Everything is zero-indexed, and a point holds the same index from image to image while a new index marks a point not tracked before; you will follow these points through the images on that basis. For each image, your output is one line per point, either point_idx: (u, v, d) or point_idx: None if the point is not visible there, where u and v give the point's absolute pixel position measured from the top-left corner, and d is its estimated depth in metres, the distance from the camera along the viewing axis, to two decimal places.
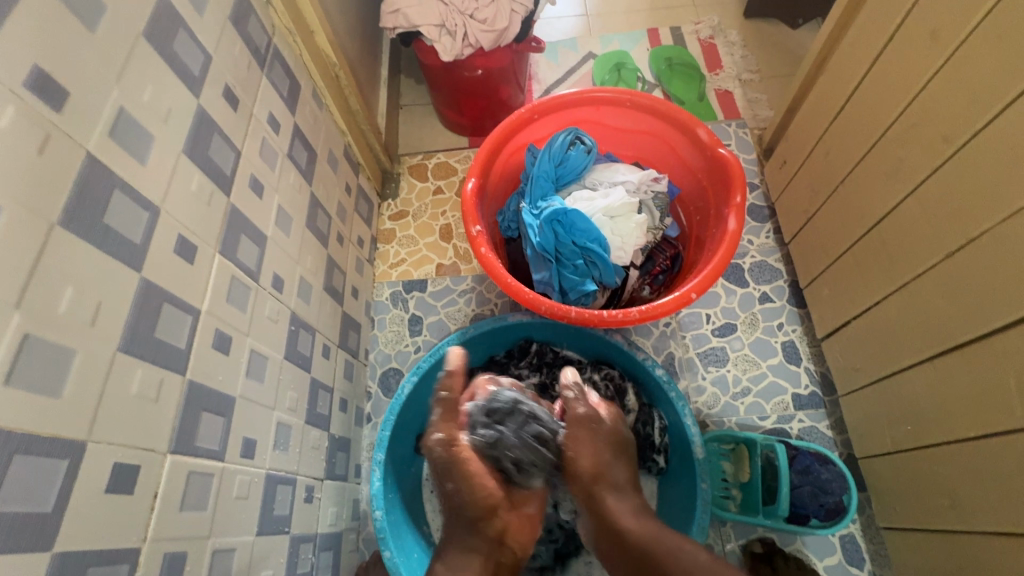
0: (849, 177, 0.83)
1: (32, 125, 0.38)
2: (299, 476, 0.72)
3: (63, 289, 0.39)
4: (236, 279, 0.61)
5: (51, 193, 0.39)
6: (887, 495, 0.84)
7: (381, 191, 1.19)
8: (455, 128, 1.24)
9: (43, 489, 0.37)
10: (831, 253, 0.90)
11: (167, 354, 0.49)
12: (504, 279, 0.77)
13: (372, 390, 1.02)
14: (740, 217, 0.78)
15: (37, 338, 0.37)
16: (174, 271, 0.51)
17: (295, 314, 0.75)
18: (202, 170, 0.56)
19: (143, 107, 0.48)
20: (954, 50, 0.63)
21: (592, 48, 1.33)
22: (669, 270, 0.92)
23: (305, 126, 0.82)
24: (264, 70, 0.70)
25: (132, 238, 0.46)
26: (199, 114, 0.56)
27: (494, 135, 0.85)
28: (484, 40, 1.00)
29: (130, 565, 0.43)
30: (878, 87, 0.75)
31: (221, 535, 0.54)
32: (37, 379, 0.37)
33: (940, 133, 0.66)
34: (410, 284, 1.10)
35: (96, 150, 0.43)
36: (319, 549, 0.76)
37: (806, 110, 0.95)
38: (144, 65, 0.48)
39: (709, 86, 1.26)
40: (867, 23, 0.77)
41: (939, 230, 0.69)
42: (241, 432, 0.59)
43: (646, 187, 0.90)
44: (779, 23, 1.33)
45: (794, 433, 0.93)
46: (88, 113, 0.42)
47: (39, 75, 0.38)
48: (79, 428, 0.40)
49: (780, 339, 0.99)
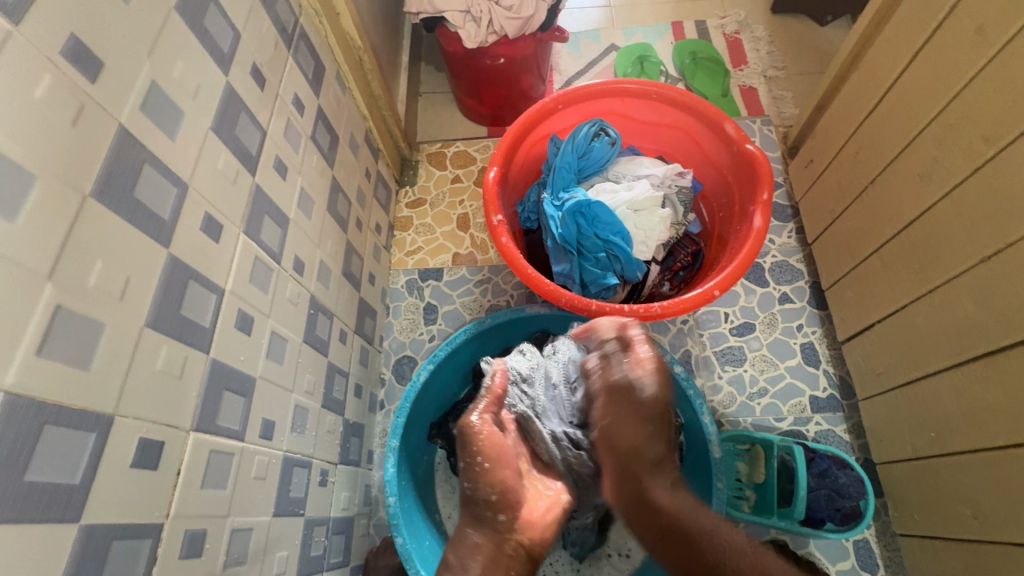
0: (880, 177, 0.82)
1: (67, 95, 0.37)
2: (315, 460, 0.72)
3: (94, 263, 0.39)
4: (259, 260, 0.60)
5: (83, 164, 0.38)
6: (905, 501, 0.83)
7: (399, 178, 1.18)
8: (475, 117, 1.22)
9: (71, 461, 0.37)
10: (858, 254, 0.89)
11: (191, 331, 0.49)
12: (525, 269, 0.76)
13: (386, 377, 1.02)
14: (766, 214, 0.76)
15: (68, 309, 0.37)
16: (199, 249, 0.50)
17: (314, 298, 0.75)
18: (228, 149, 0.56)
19: (173, 82, 0.48)
20: (1002, 47, 0.61)
21: (615, 40, 1.31)
22: (690, 267, 0.91)
23: (328, 109, 0.81)
24: (291, 50, 0.69)
25: (161, 214, 0.46)
26: (227, 92, 0.55)
27: (518, 124, 0.84)
28: (510, 27, 0.99)
29: (153, 541, 0.44)
30: (916, 85, 0.73)
31: (240, 514, 0.55)
32: (67, 352, 0.37)
33: (980, 134, 0.65)
34: (426, 273, 1.09)
35: (128, 124, 0.43)
36: (331, 533, 0.77)
37: (836, 107, 0.93)
38: (175, 40, 0.48)
39: (733, 82, 1.24)
40: (907, 18, 0.75)
41: (975, 233, 0.67)
42: (260, 413, 0.59)
43: (670, 181, 0.89)
44: (808, 19, 1.30)
45: (811, 436, 0.92)
46: (122, 85, 0.42)
47: (75, 45, 0.38)
48: (107, 402, 0.40)
49: (800, 340, 0.98)
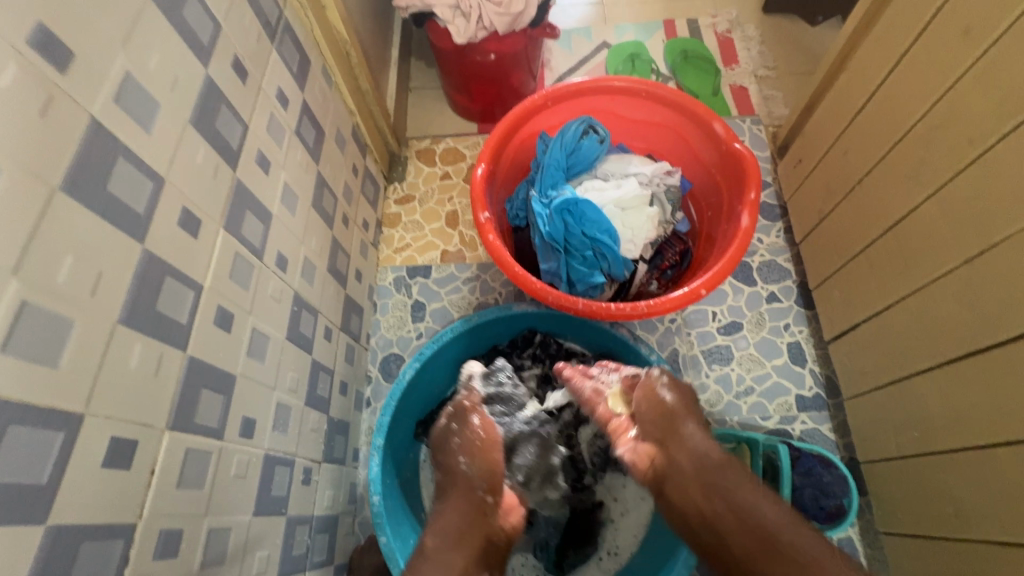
0: (867, 178, 0.82)
1: (34, 85, 0.36)
2: (297, 458, 0.72)
3: (63, 258, 0.38)
4: (239, 256, 0.60)
5: (52, 156, 0.37)
6: (888, 500, 0.84)
7: (388, 174, 1.17)
8: (465, 114, 1.21)
9: (38, 461, 0.36)
10: (844, 255, 0.89)
11: (168, 328, 0.48)
12: (512, 268, 0.76)
13: (372, 374, 1.01)
14: (753, 214, 0.76)
15: (35, 306, 0.36)
16: (177, 244, 0.50)
17: (298, 295, 0.74)
18: (208, 143, 0.55)
19: (149, 74, 0.47)
20: (988, 46, 0.61)
21: (606, 37, 1.30)
22: (678, 266, 0.91)
23: (313, 103, 0.80)
24: (274, 43, 0.68)
25: (136, 209, 0.45)
26: (207, 85, 0.54)
27: (506, 120, 0.83)
28: (499, 23, 0.98)
29: (125, 542, 0.43)
30: (903, 86, 0.74)
31: (217, 514, 0.54)
32: (33, 349, 0.36)
33: (965, 135, 0.65)
34: (414, 269, 1.09)
35: (100, 116, 0.42)
36: (315, 532, 0.76)
37: (825, 107, 0.93)
38: (150, 30, 0.47)
39: (723, 81, 1.24)
40: (895, 19, 0.75)
41: (961, 234, 0.67)
42: (240, 411, 0.59)
43: (659, 180, 0.89)
44: (798, 19, 1.30)
45: (796, 434, 0.92)
46: (93, 77, 0.41)
47: (44, 34, 0.37)
48: (78, 400, 0.39)
49: (786, 340, 0.98)
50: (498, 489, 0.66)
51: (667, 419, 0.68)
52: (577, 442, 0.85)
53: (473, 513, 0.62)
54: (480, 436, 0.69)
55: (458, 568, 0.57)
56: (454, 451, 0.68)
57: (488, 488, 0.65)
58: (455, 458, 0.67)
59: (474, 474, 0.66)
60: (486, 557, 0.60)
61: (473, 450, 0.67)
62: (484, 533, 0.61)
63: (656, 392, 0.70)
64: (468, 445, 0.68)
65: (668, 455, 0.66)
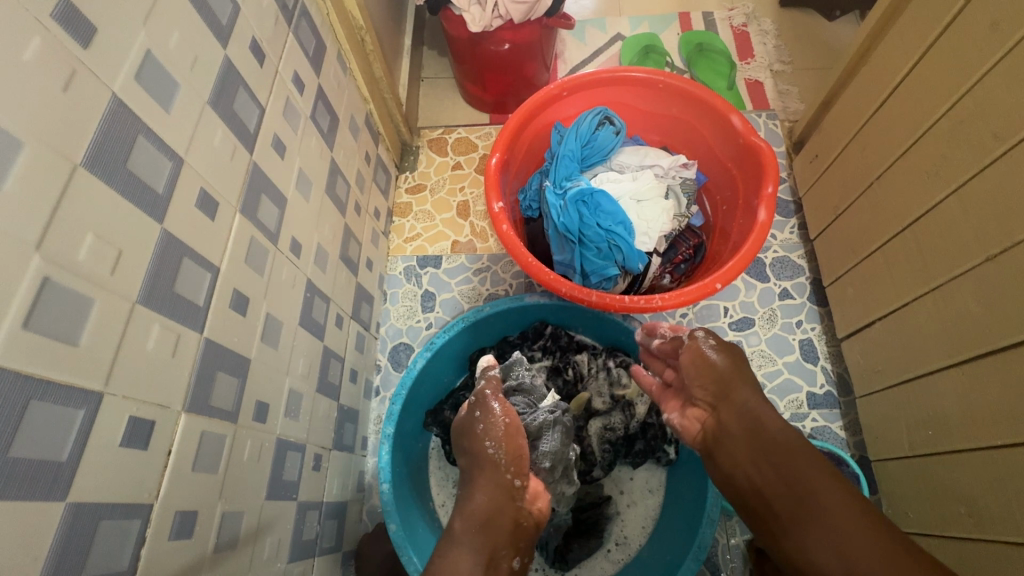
0: (886, 174, 0.81)
1: (57, 60, 0.36)
2: (308, 444, 0.72)
3: (83, 237, 0.38)
4: (255, 240, 0.59)
5: (73, 132, 0.37)
6: (900, 499, 0.83)
7: (399, 163, 1.16)
8: (477, 104, 1.21)
9: (59, 439, 0.36)
10: (860, 251, 0.88)
11: (184, 310, 0.48)
12: (525, 258, 0.75)
13: (382, 363, 1.01)
14: (771, 208, 0.76)
15: (55, 283, 0.36)
16: (195, 226, 0.49)
17: (311, 281, 0.73)
18: (225, 125, 0.54)
19: (170, 54, 0.46)
20: (1017, 40, 0.60)
21: (620, 29, 1.29)
22: (692, 260, 0.91)
23: (328, 88, 0.80)
24: (291, 27, 0.68)
25: (155, 188, 0.44)
26: (225, 66, 0.54)
27: (522, 110, 0.83)
28: (515, 12, 0.97)
29: (142, 521, 0.43)
30: (926, 80, 0.72)
31: (231, 497, 0.54)
32: (54, 326, 0.36)
33: (991, 131, 0.64)
34: (425, 259, 1.08)
35: (121, 93, 0.41)
36: (325, 518, 0.76)
37: (844, 102, 0.92)
38: (171, 8, 0.46)
39: (739, 75, 1.22)
40: (919, 13, 0.74)
41: (982, 231, 0.66)
42: (254, 396, 0.58)
43: (674, 172, 0.88)
44: (816, 13, 1.28)
45: (807, 432, 0.92)
46: (115, 53, 0.40)
47: (67, 8, 0.36)
48: (97, 379, 0.39)
49: (798, 337, 0.97)
50: (525, 474, 0.65)
51: (719, 384, 0.65)
52: (587, 436, 0.84)
53: (500, 495, 0.62)
54: (503, 423, 0.67)
55: (487, 550, 0.56)
56: (480, 437, 0.66)
57: (516, 472, 0.64)
58: (480, 443, 0.66)
59: (501, 456, 0.64)
60: (515, 538, 0.60)
61: (498, 436, 0.66)
62: (513, 517, 0.60)
63: (704, 354, 0.66)
64: (493, 432, 0.67)
65: (718, 418, 0.64)
